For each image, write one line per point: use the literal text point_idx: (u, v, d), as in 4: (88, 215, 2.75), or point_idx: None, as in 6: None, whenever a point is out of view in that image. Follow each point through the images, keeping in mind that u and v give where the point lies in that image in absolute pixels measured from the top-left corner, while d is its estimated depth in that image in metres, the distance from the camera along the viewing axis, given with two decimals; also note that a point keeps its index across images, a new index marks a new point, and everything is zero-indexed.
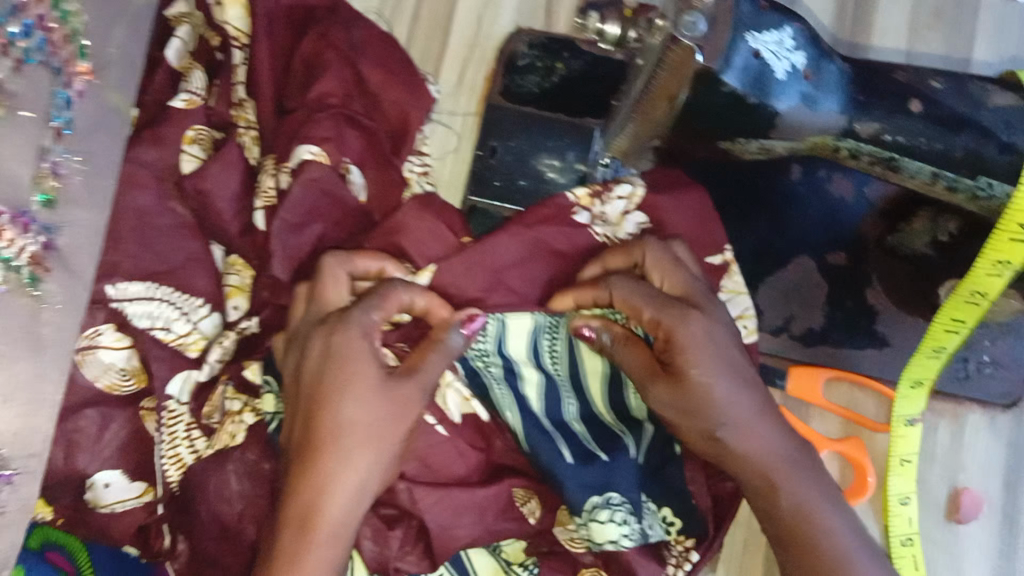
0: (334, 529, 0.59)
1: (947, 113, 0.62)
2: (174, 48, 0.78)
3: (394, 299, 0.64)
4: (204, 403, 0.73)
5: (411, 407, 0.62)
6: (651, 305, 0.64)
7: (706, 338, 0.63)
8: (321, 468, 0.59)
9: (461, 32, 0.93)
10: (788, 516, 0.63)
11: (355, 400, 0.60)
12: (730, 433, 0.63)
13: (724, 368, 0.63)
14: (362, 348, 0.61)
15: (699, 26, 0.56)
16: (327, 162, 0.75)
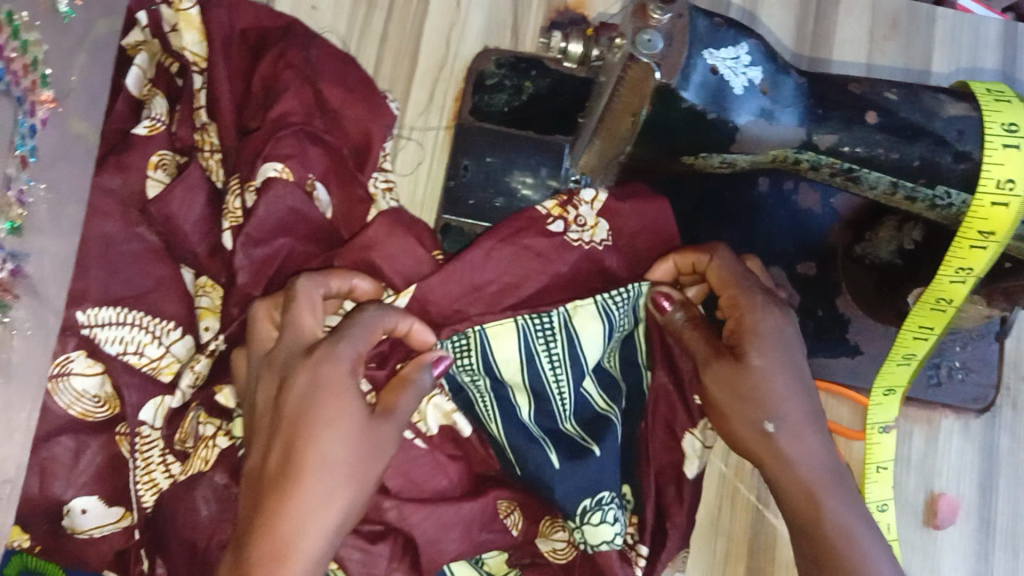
0: (309, 564, 0.56)
1: (902, 123, 0.63)
2: (133, 76, 0.79)
3: (376, 328, 0.64)
4: (177, 429, 0.72)
5: (387, 446, 0.62)
6: (736, 286, 0.71)
7: (775, 332, 0.69)
8: (302, 501, 0.57)
9: (430, 53, 0.94)
10: (829, 529, 0.66)
11: (338, 435, 0.59)
12: (785, 430, 0.68)
13: (785, 366, 0.69)
14: (350, 379, 0.61)
15: (655, 44, 0.58)
16: (291, 178, 0.76)
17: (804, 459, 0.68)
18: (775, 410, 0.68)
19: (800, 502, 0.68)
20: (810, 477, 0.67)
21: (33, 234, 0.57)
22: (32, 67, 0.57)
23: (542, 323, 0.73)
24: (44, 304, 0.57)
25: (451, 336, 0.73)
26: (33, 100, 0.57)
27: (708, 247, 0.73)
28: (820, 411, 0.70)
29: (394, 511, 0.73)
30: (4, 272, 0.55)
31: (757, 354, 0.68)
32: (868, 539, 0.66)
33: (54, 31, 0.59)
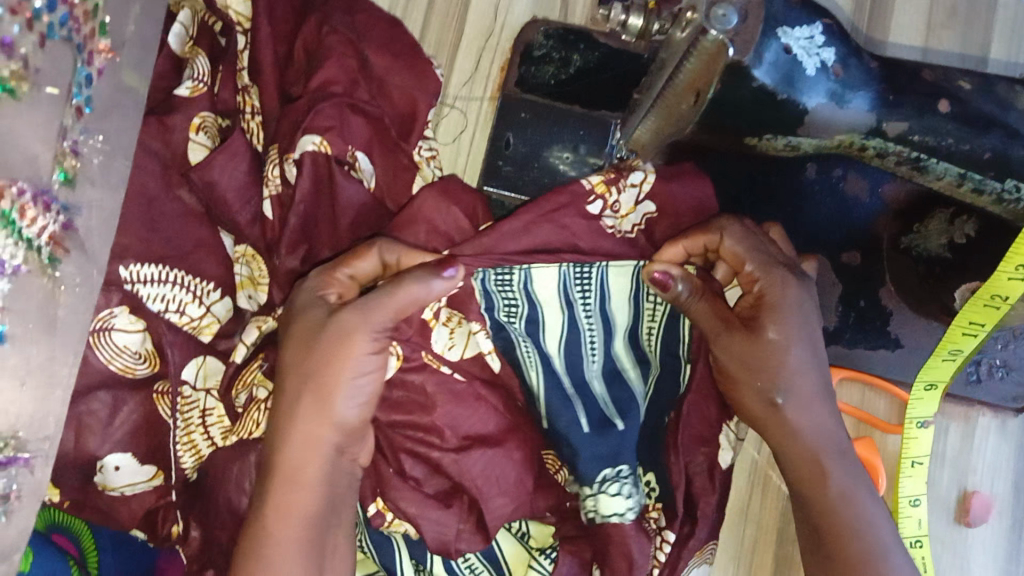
0: (294, 473, 0.61)
1: (976, 113, 0.61)
2: (175, 33, 0.76)
3: (368, 253, 0.65)
4: (234, 380, 0.71)
5: (359, 348, 0.62)
6: (757, 258, 0.68)
7: (798, 303, 0.67)
8: (279, 413, 0.62)
9: (477, 21, 0.91)
10: (834, 495, 0.65)
11: (300, 343, 0.63)
12: (792, 401, 0.66)
13: (804, 336, 0.66)
14: (308, 298, 0.64)
15: (729, 19, 0.55)
16: (328, 152, 0.74)
17: (812, 430, 0.66)
18: (784, 381, 0.66)
19: (806, 470, 0.67)
20: (819, 447, 0.66)
21: (85, 185, 0.53)
22: (92, 14, 0.52)
23: (581, 273, 0.71)
24: (90, 260, 0.54)
25: (494, 269, 0.69)
26: (92, 49, 0.53)
27: (715, 229, 0.69)
28: (831, 384, 0.68)
29: (453, 464, 0.74)
30: (57, 225, 0.51)
31: (774, 323, 0.66)
32: (876, 514, 0.65)
33: None
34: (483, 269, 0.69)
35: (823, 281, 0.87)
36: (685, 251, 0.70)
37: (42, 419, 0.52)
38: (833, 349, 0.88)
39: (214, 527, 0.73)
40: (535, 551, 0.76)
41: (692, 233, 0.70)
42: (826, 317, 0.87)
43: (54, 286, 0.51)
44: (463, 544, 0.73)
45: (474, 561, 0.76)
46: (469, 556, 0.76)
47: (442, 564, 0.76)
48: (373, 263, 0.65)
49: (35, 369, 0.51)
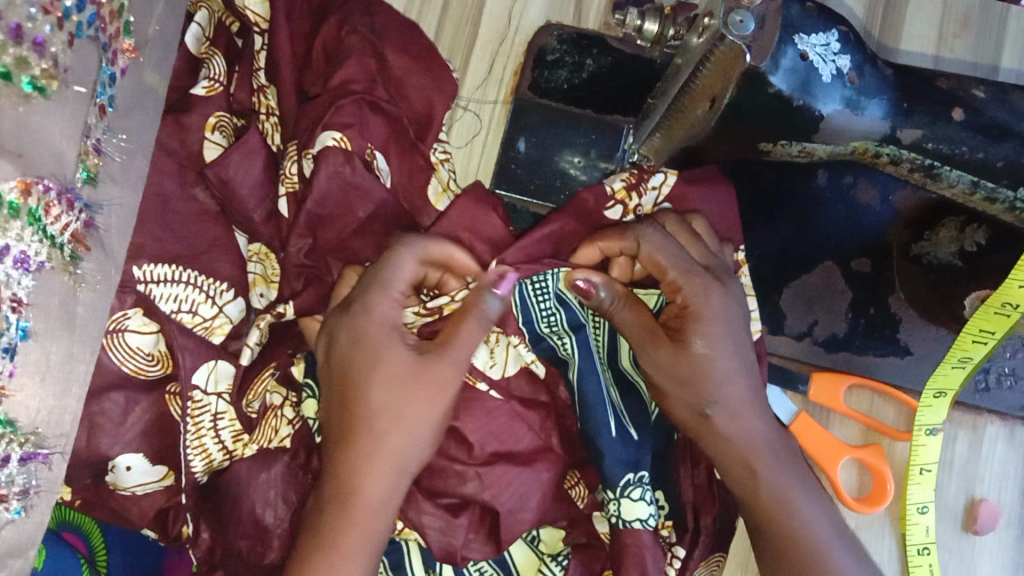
0: (372, 509, 0.61)
1: (991, 122, 0.62)
2: (192, 34, 0.77)
3: (410, 268, 0.64)
4: (247, 391, 0.73)
5: (444, 385, 0.62)
6: (678, 267, 0.66)
7: (724, 313, 0.66)
8: (355, 453, 0.61)
9: (492, 23, 0.91)
10: (764, 499, 0.66)
11: (382, 383, 0.61)
12: (721, 412, 0.66)
13: (726, 345, 0.65)
14: (381, 333, 0.63)
15: (747, 25, 0.56)
16: (349, 148, 0.75)
17: (741, 435, 0.66)
18: (710, 392, 0.65)
19: (739, 476, 0.67)
20: (749, 452, 0.66)
21: (106, 183, 0.54)
22: (118, 14, 0.53)
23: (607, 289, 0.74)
24: (109, 257, 0.54)
25: (532, 278, 0.70)
26: (115, 48, 0.53)
27: (631, 235, 0.67)
28: (760, 388, 0.68)
29: (476, 481, 0.73)
30: (79, 223, 0.51)
31: (699, 334, 0.65)
32: (809, 510, 0.66)
33: None
34: (520, 280, 0.70)
35: (833, 287, 0.88)
36: (601, 251, 0.70)
37: (59, 415, 0.51)
38: (841, 355, 0.88)
39: (231, 534, 0.73)
40: (546, 558, 0.77)
41: (607, 234, 0.69)
42: (837, 325, 0.87)
43: (75, 282, 0.51)
44: (471, 552, 0.73)
45: (485, 569, 0.76)
46: (482, 563, 0.76)
47: (451, 568, 0.76)
48: (413, 272, 0.64)
49: (52, 366, 0.50)
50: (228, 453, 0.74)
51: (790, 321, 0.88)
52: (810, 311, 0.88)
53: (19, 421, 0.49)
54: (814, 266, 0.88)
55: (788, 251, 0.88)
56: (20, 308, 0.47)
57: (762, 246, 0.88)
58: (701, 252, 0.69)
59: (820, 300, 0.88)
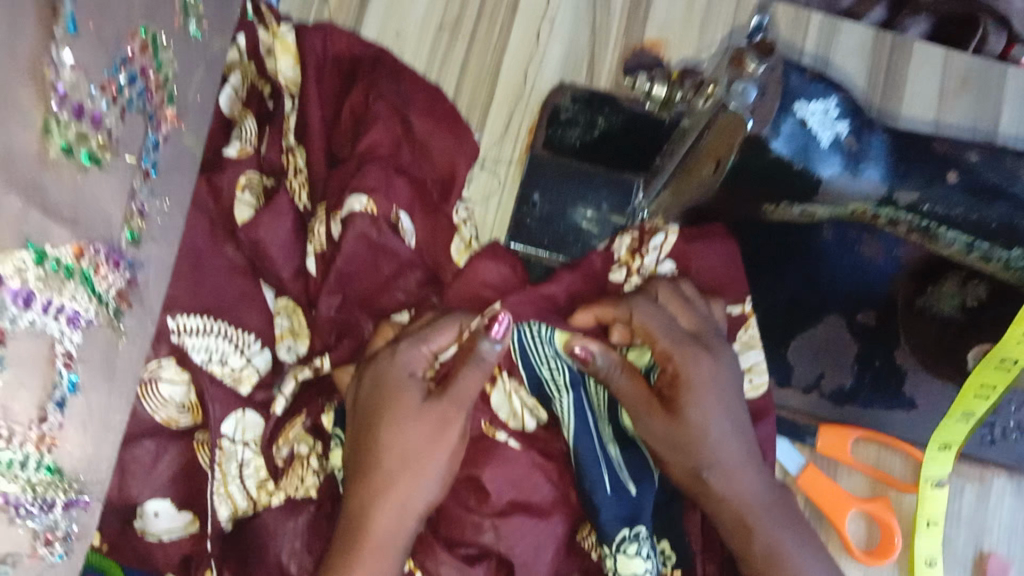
0: (384, 544, 0.65)
1: (984, 184, 0.64)
2: (225, 96, 0.81)
3: (447, 330, 0.71)
4: (278, 435, 0.76)
5: (451, 422, 0.68)
6: (668, 337, 0.71)
7: (712, 379, 0.70)
8: (369, 486, 0.66)
9: (508, 83, 0.95)
10: (758, 556, 0.68)
11: (394, 421, 0.67)
12: (717, 475, 0.69)
13: (719, 411, 0.70)
14: (399, 377, 0.69)
15: (749, 94, 0.59)
16: (374, 214, 0.78)
17: (737, 496, 0.69)
18: (706, 457, 0.69)
19: (736, 533, 0.69)
20: (745, 511, 0.69)
21: (148, 244, 0.57)
22: (164, 84, 0.56)
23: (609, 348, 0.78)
24: (145, 311, 0.58)
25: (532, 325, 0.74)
26: (160, 115, 0.57)
27: (625, 306, 0.73)
28: (754, 451, 0.71)
29: (493, 530, 0.74)
30: (123, 281, 0.54)
31: (692, 403, 0.69)
32: (803, 566, 0.68)
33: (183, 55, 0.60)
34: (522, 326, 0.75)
35: (839, 341, 0.90)
36: (598, 318, 0.76)
37: (95, 464, 0.54)
38: (849, 408, 0.89)
39: None
40: None
41: (604, 302, 0.75)
42: (843, 376, 0.89)
43: (117, 335, 0.55)
44: None
45: None
46: None
47: None
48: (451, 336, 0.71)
49: (93, 415, 0.53)
50: (252, 502, 0.75)
51: (798, 374, 0.90)
52: (818, 364, 0.90)
53: (65, 468, 0.51)
54: (819, 319, 0.91)
55: (796, 304, 0.91)
56: (72, 361, 0.50)
57: (769, 300, 0.91)
58: (693, 320, 0.74)
59: (829, 353, 0.90)
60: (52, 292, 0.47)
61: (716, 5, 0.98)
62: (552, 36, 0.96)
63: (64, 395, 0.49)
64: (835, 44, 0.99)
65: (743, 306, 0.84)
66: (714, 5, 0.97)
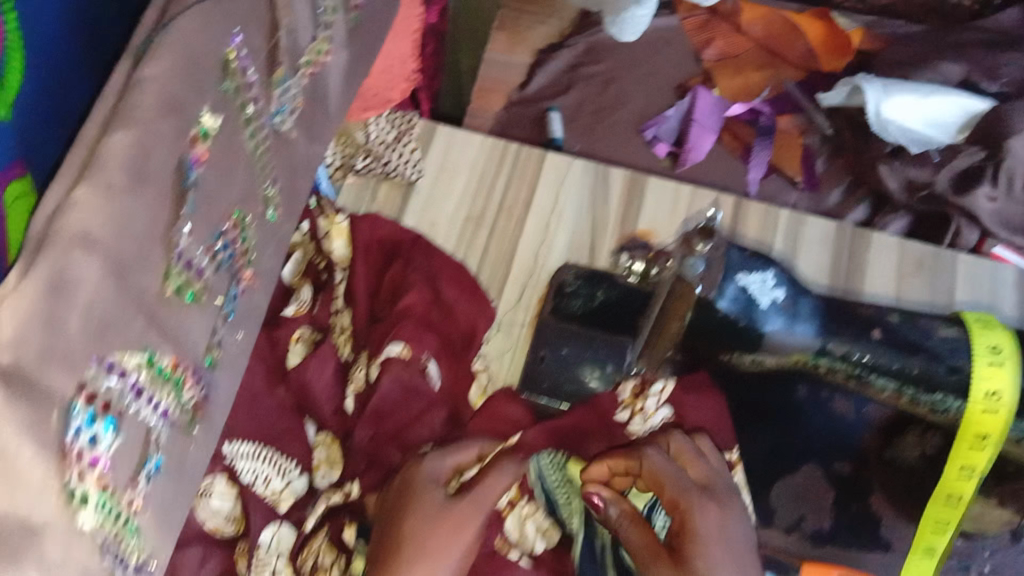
0: None
1: (903, 340, 0.77)
2: (289, 268, 1.02)
3: (469, 451, 0.87)
4: (302, 549, 0.88)
5: (465, 530, 0.77)
6: (674, 485, 0.74)
7: (720, 532, 0.70)
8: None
9: (522, 263, 1.12)
10: None
11: (422, 528, 0.76)
12: None
13: (732, 565, 0.68)
14: (432, 494, 0.80)
15: (698, 266, 0.77)
16: (407, 357, 0.95)
17: None
18: None
19: None
20: None
21: (219, 370, 0.71)
22: (246, 252, 0.71)
23: None
24: (211, 428, 0.70)
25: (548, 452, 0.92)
26: (241, 275, 0.71)
27: (636, 456, 0.78)
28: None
29: None
30: (201, 396, 0.68)
31: (698, 554, 0.68)
32: None
33: (262, 242, 0.76)
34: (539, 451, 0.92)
35: (816, 485, 1.01)
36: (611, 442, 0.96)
37: (161, 546, 0.63)
38: (830, 548, 0.98)
39: None
40: None
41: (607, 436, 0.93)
42: (822, 518, 0.99)
43: (189, 438, 0.66)
44: None
45: None
46: None
47: None
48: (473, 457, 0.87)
49: (177, 497, 0.65)
50: None
51: (779, 515, 0.99)
52: (797, 508, 1.00)
53: (145, 536, 0.61)
54: (800, 467, 1.01)
55: (772, 452, 1.02)
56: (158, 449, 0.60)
57: (750, 449, 1.02)
58: (700, 471, 0.79)
59: (789, 488, 1.01)
60: (155, 392, 0.57)
61: (698, 195, 1.16)
62: (560, 226, 1.14)
63: (154, 468, 0.60)
64: (802, 234, 1.14)
65: (730, 454, 0.96)
66: (694, 196, 1.17)
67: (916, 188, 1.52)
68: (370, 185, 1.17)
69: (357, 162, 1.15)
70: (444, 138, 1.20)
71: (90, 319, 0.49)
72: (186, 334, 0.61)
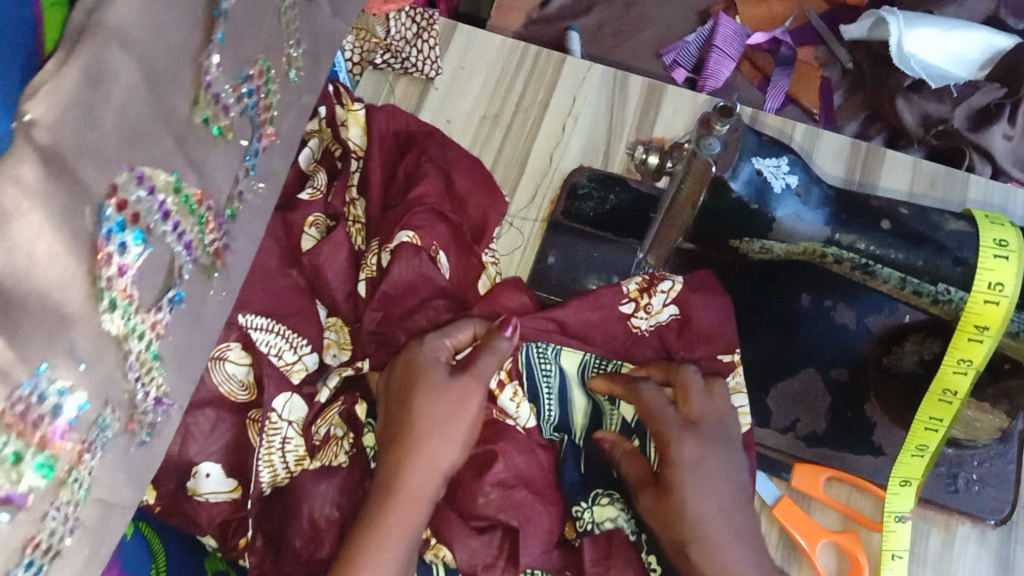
0: (411, 495, 0.77)
1: (913, 232, 0.78)
2: (303, 155, 1.01)
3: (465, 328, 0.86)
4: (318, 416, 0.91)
5: (469, 400, 0.81)
6: (663, 418, 0.84)
7: (699, 463, 0.81)
8: (397, 451, 0.79)
9: (536, 166, 1.13)
10: None
11: (423, 400, 0.80)
12: (699, 549, 0.78)
13: (707, 494, 0.80)
14: (431, 362, 0.82)
15: (714, 146, 0.74)
16: (418, 244, 0.95)
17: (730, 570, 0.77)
18: (687, 535, 0.78)
19: None
20: None
21: (243, 223, 0.72)
22: (269, 107, 0.72)
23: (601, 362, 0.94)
24: (232, 277, 0.71)
25: (536, 342, 0.92)
26: (262, 133, 0.72)
27: (634, 390, 0.87)
28: (741, 530, 0.80)
29: (501, 503, 0.84)
30: (222, 244, 0.68)
31: (681, 485, 0.80)
32: None
33: (283, 103, 0.75)
34: (528, 343, 0.92)
35: (815, 391, 1.01)
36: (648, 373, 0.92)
37: (177, 386, 0.65)
38: (823, 450, 1.00)
39: (289, 533, 0.86)
40: None
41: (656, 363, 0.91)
42: (817, 423, 1.00)
43: (209, 285, 0.67)
44: None
45: None
46: None
47: None
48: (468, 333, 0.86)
49: (199, 341, 0.67)
50: (290, 471, 0.89)
51: (776, 418, 1.01)
52: (793, 410, 1.01)
53: (163, 365, 0.62)
54: (797, 372, 1.02)
55: (774, 359, 1.03)
56: (181, 277, 0.62)
57: (751, 352, 1.03)
58: (692, 407, 0.85)
59: (788, 390, 1.02)
60: (181, 220, 0.60)
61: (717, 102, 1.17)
62: (576, 129, 1.15)
63: (176, 297, 0.62)
64: (817, 148, 1.15)
65: (731, 354, 0.96)
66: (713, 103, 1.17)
67: (931, 123, 1.52)
68: (388, 80, 1.18)
69: (375, 57, 1.14)
70: (464, 36, 1.20)
71: (124, 121, 0.53)
72: (212, 174, 0.64)
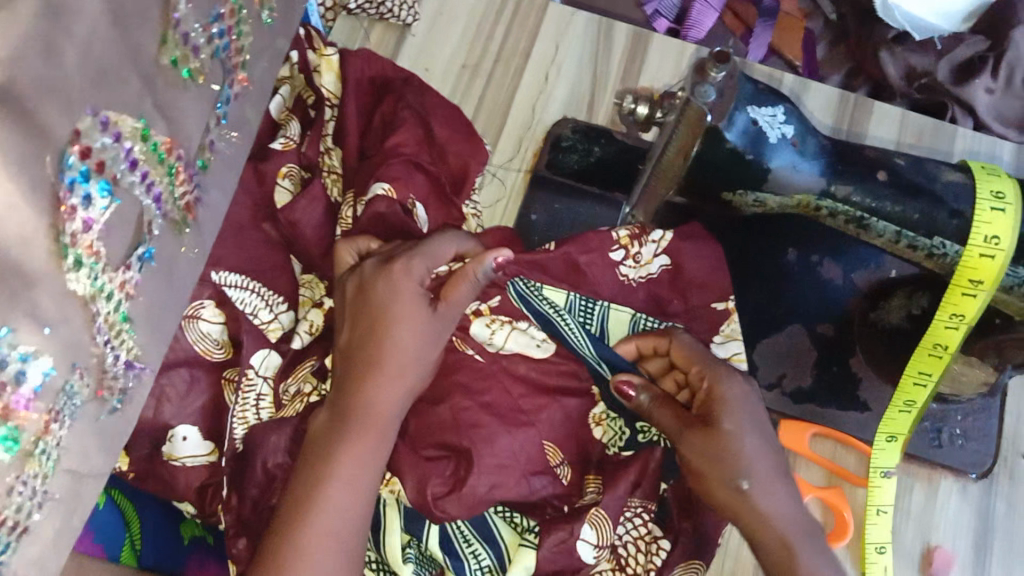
0: (368, 412, 0.78)
1: (909, 183, 0.76)
2: (275, 103, 0.98)
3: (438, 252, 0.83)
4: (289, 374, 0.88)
5: (437, 327, 0.81)
6: (702, 360, 0.83)
7: (744, 398, 0.80)
8: (357, 373, 0.79)
9: (518, 116, 1.09)
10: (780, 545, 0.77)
11: (389, 319, 0.79)
12: (756, 486, 0.77)
13: (752, 427, 0.79)
14: (399, 281, 0.80)
15: (709, 94, 0.72)
16: (393, 196, 0.91)
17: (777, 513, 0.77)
18: (745, 469, 0.77)
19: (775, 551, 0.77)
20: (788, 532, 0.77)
21: (215, 174, 0.68)
22: (240, 51, 0.67)
23: (587, 305, 0.91)
24: (204, 232, 0.67)
25: (524, 279, 0.87)
26: (234, 77, 0.67)
27: (668, 337, 0.86)
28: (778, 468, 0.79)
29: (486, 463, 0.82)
30: (191, 197, 0.64)
31: (728, 421, 0.78)
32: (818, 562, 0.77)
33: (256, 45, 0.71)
34: (513, 279, 0.87)
35: (801, 346, 1.00)
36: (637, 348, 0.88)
37: (149, 350, 0.61)
38: (808, 407, 0.99)
39: (261, 495, 0.83)
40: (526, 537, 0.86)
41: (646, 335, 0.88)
42: (803, 378, 0.99)
43: (180, 242, 0.63)
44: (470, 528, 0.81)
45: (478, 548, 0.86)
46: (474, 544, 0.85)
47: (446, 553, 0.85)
48: (449, 248, 0.84)
49: (171, 301, 0.62)
50: None
51: (761, 372, 1.00)
52: (778, 366, 1.00)
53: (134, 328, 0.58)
54: (784, 327, 1.01)
55: (763, 315, 1.01)
56: (152, 233, 0.59)
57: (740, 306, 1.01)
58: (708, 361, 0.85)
59: (774, 347, 1.00)
60: (150, 170, 0.56)
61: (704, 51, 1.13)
62: (559, 79, 1.11)
63: (145, 253, 0.58)
64: (806, 96, 1.12)
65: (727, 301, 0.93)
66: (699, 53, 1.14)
67: (914, 76, 1.49)
68: (363, 26, 1.13)
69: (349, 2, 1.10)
70: None
71: (88, 59, 0.49)
72: (183, 121, 0.60)
